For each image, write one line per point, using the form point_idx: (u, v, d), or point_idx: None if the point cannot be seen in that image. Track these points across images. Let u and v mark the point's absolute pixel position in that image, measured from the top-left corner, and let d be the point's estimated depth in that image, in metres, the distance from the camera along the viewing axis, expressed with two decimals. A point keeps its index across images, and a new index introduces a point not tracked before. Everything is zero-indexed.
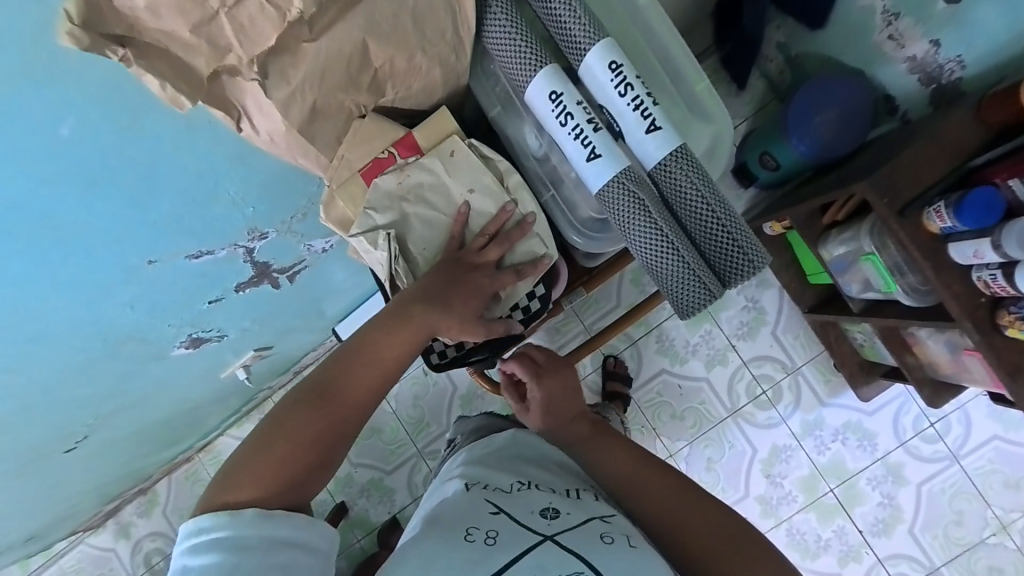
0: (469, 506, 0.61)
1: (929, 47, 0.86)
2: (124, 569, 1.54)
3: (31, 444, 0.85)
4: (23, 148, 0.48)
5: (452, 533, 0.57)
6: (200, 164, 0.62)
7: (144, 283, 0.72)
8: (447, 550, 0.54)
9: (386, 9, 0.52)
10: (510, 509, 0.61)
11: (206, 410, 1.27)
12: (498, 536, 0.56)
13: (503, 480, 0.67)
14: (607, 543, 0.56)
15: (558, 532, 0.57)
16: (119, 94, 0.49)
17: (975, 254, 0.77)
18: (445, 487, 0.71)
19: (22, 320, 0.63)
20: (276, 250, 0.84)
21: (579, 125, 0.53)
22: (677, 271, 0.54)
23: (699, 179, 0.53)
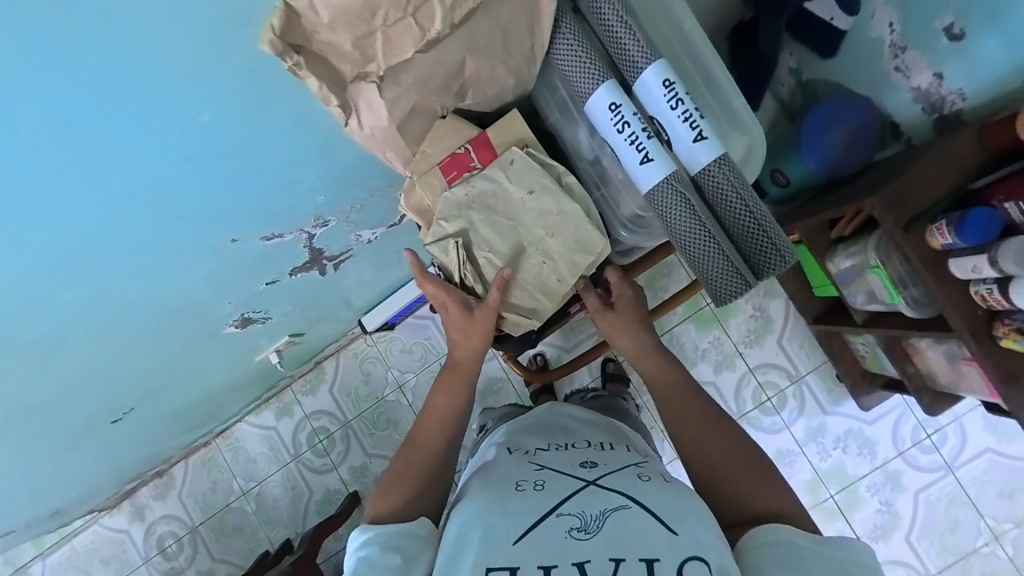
0: (515, 468, 0.70)
1: (932, 79, 0.94)
2: (136, 551, 1.57)
3: (85, 410, 0.90)
4: (171, 130, 0.53)
5: (505, 487, 0.65)
6: (295, 154, 0.68)
7: (224, 258, 0.76)
8: (505, 497, 0.63)
9: (482, 28, 0.59)
10: (552, 464, 0.70)
11: (234, 395, 1.32)
12: (545, 483, 0.65)
13: (537, 445, 0.77)
14: (643, 479, 0.66)
15: (599, 477, 0.66)
16: (259, 88, 0.55)
17: (973, 268, 0.83)
18: (485, 457, 0.79)
19: (121, 287, 0.68)
20: (331, 238, 0.90)
21: (635, 132, 0.60)
22: (716, 263, 0.60)
23: (738, 183, 0.59)
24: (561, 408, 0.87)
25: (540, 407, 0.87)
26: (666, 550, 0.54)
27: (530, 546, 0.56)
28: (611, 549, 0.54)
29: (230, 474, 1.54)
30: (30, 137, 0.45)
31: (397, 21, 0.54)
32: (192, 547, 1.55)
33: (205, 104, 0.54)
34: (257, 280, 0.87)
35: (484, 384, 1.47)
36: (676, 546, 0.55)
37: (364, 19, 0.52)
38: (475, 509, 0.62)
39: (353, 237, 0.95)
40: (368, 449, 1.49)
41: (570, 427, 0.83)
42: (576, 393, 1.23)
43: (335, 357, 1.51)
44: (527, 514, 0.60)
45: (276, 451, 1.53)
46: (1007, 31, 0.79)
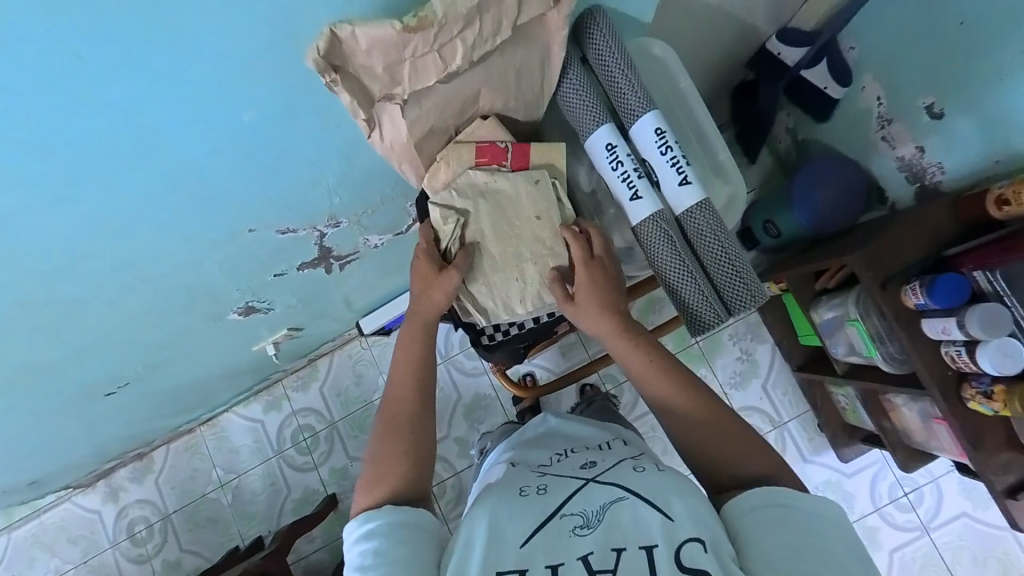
0: (518, 477, 0.71)
1: (915, 151, 1.02)
2: (106, 533, 1.56)
3: (83, 378, 0.93)
4: (213, 123, 0.58)
5: (510, 493, 0.66)
6: (319, 156, 0.73)
7: (239, 246, 0.81)
8: (508, 501, 0.65)
9: (500, 66, 0.65)
10: (553, 470, 0.72)
11: (226, 382, 1.34)
12: (549, 487, 0.67)
13: (540, 456, 0.78)
14: (638, 470, 0.67)
15: (597, 475, 0.67)
16: (297, 96, 0.61)
17: (943, 330, 0.88)
18: (492, 471, 0.80)
19: (138, 264, 0.72)
20: (342, 238, 0.95)
21: (628, 171, 0.66)
22: (694, 297, 0.66)
23: (717, 225, 0.65)
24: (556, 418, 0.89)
25: (539, 420, 0.89)
26: (662, 536, 0.55)
27: (539, 547, 0.57)
28: (613, 541, 0.56)
29: (210, 463, 1.55)
30: (94, 116, 0.50)
31: (425, 54, 0.59)
32: (161, 535, 1.54)
33: (250, 104, 0.59)
34: (267, 269, 0.92)
35: (473, 398, 1.50)
36: (674, 532, 0.56)
37: (396, 50, 0.57)
38: (477, 513, 0.64)
39: (363, 238, 1.00)
40: (351, 452, 1.51)
41: (570, 436, 0.84)
42: (578, 404, 1.30)
43: (329, 357, 1.54)
44: (529, 518, 0.61)
45: (260, 445, 1.54)
46: (978, 116, 0.87)
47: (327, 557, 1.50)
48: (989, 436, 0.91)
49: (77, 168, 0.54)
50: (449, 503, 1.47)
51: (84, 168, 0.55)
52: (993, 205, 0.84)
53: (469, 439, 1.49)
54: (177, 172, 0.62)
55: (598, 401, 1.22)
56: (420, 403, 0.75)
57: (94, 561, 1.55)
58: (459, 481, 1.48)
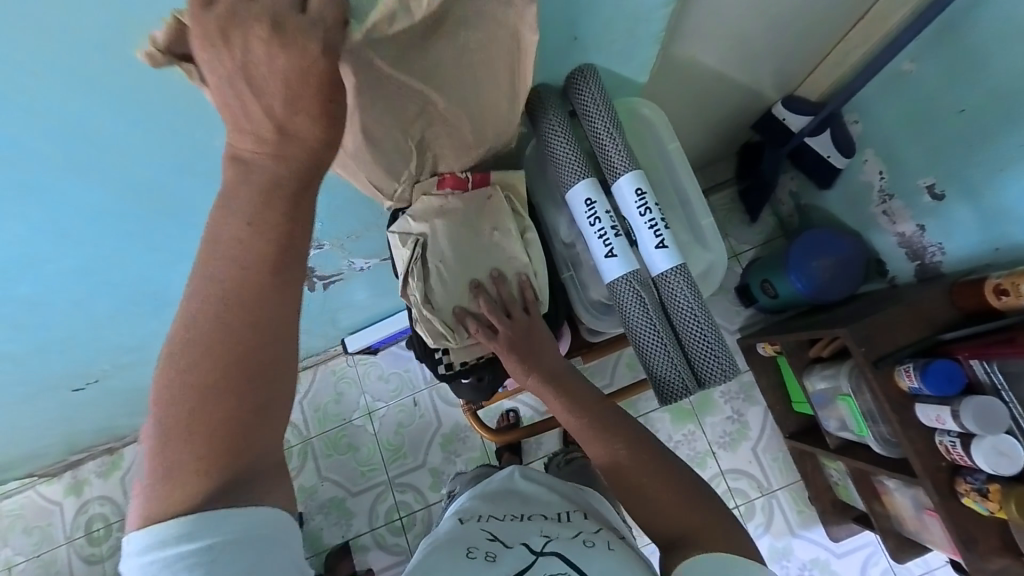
0: (468, 532, 0.66)
1: (916, 229, 1.07)
2: (62, 527, 1.52)
3: (50, 370, 0.92)
4: (182, 147, 0.60)
5: (454, 551, 0.61)
6: None
7: None
8: (449, 560, 0.59)
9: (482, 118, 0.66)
10: (503, 533, 0.66)
11: None
12: (496, 556, 0.60)
13: (494, 510, 0.73)
14: (587, 547, 0.62)
15: (547, 544, 0.62)
16: None
17: (937, 418, 0.83)
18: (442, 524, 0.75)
19: (108, 266, 0.73)
20: (326, 258, 0.95)
21: (605, 228, 0.67)
22: (662, 361, 0.65)
23: (692, 292, 0.65)
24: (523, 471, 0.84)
25: (506, 470, 0.84)
26: None
27: None
28: None
29: None
30: (64, 130, 0.52)
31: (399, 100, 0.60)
32: (118, 535, 1.50)
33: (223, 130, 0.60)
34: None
35: (452, 430, 1.46)
36: None
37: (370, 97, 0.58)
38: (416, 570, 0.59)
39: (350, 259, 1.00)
40: (321, 471, 1.47)
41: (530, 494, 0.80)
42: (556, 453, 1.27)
43: (311, 370, 1.53)
44: None
45: None
46: (979, 200, 0.90)
47: None
48: (981, 537, 0.85)
49: (48, 178, 0.56)
50: (415, 537, 1.42)
51: (51, 178, 0.56)
52: (988, 294, 0.84)
53: (442, 471, 1.44)
54: (146, 185, 0.63)
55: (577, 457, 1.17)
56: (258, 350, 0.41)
57: (46, 556, 1.51)
58: (427, 515, 1.42)
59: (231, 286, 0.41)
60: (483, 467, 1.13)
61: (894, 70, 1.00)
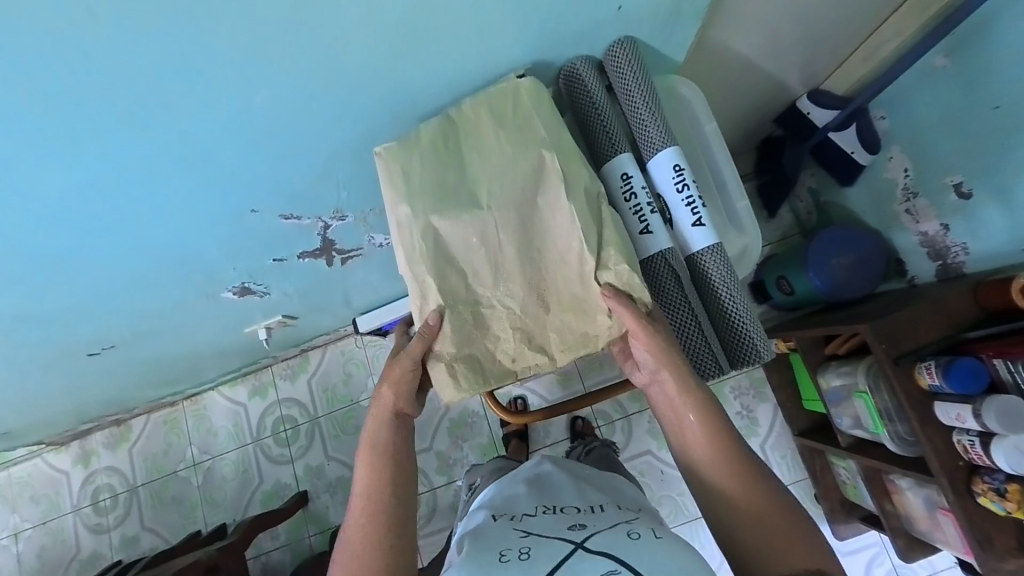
0: (499, 533, 0.64)
1: (940, 228, 1.06)
2: (70, 497, 1.53)
3: (67, 335, 0.92)
4: (223, 107, 0.57)
5: (487, 555, 0.59)
6: (331, 148, 0.72)
7: (242, 224, 0.81)
8: (482, 565, 0.58)
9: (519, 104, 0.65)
10: (539, 529, 0.63)
11: (213, 361, 1.33)
12: (530, 552, 0.58)
13: (527, 507, 0.71)
14: (634, 539, 0.59)
15: (587, 539, 0.59)
16: (306, 92, 0.60)
17: (957, 417, 0.83)
18: (473, 520, 0.73)
19: (132, 225, 0.71)
20: (346, 232, 0.95)
21: (640, 204, 0.66)
22: (694, 340, 0.66)
23: (726, 272, 0.66)
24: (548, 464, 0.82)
25: (531, 462, 0.83)
26: None
27: None
28: None
29: (186, 441, 1.53)
30: (106, 87, 0.49)
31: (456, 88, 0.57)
32: (125, 506, 1.51)
33: (261, 88, 0.57)
34: (263, 251, 0.90)
35: (460, 415, 1.46)
36: None
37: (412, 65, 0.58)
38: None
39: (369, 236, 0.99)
40: (328, 451, 1.48)
41: (559, 485, 0.77)
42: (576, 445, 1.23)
43: (322, 350, 1.53)
44: None
45: (239, 429, 1.52)
46: (1009, 198, 0.89)
47: (287, 559, 1.45)
48: (996, 538, 0.84)
49: (83, 133, 0.54)
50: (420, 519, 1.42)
51: (87, 134, 0.54)
52: (1013, 293, 0.83)
53: (449, 456, 1.44)
54: (180, 145, 0.60)
55: (596, 448, 1.14)
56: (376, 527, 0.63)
57: (53, 524, 1.53)
58: (433, 498, 1.43)
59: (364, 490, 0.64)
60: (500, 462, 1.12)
61: (930, 65, 0.98)
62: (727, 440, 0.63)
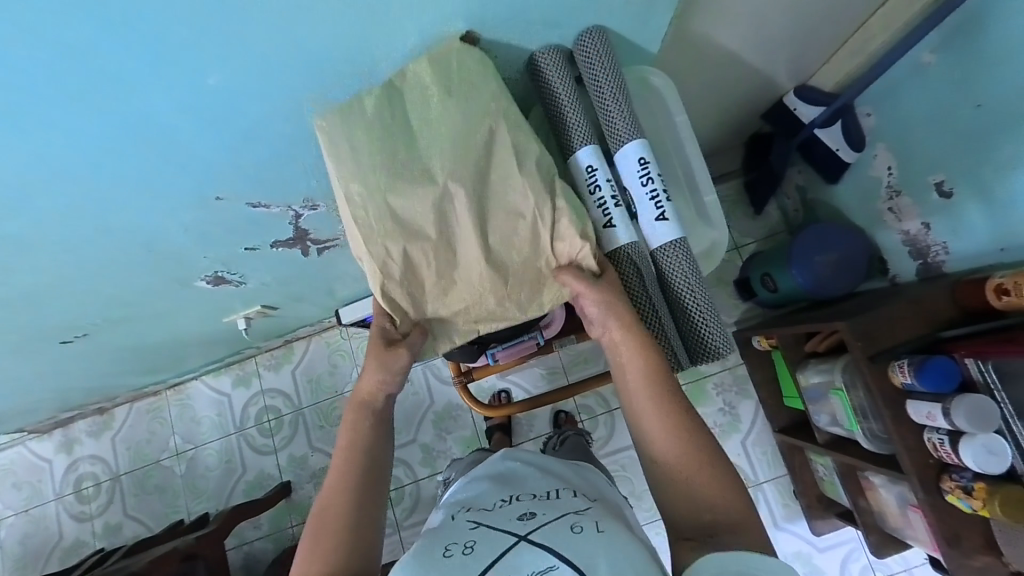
0: (451, 527, 0.65)
1: (922, 227, 1.07)
2: (52, 484, 1.53)
3: (36, 324, 0.90)
4: (172, 84, 0.54)
5: (431, 551, 0.60)
6: (298, 132, 0.68)
7: (208, 212, 0.78)
8: (422, 562, 0.59)
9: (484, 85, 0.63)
10: (489, 522, 0.64)
11: (193, 350, 1.32)
12: (474, 547, 0.60)
13: (486, 500, 0.71)
14: (575, 532, 0.59)
15: (530, 532, 0.60)
16: (262, 69, 0.56)
17: (928, 415, 0.83)
18: (436, 512, 0.75)
19: (89, 211, 0.68)
20: (319, 221, 0.91)
21: (605, 197, 0.66)
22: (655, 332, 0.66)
23: (689, 266, 0.66)
24: (516, 455, 0.82)
25: (500, 453, 0.83)
26: None
27: None
28: None
29: (169, 430, 1.53)
30: (36, 58, 0.46)
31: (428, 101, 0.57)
32: (108, 495, 1.51)
33: (214, 65, 0.53)
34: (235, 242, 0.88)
35: (444, 408, 1.46)
36: None
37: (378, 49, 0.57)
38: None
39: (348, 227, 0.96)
40: (312, 441, 1.48)
41: (520, 474, 0.77)
42: (553, 437, 1.24)
43: (306, 341, 1.53)
44: None
45: (223, 419, 1.51)
46: (989, 198, 0.89)
47: (270, 549, 1.45)
48: (963, 536, 0.85)
49: (19, 109, 0.50)
50: (403, 511, 1.43)
51: (24, 111, 0.51)
52: (990, 293, 0.83)
53: (433, 448, 1.45)
54: (134, 128, 0.57)
55: (571, 437, 1.14)
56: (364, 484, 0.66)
57: (36, 511, 1.53)
58: (416, 489, 1.43)
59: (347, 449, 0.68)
60: (477, 453, 1.13)
61: (922, 60, 0.96)
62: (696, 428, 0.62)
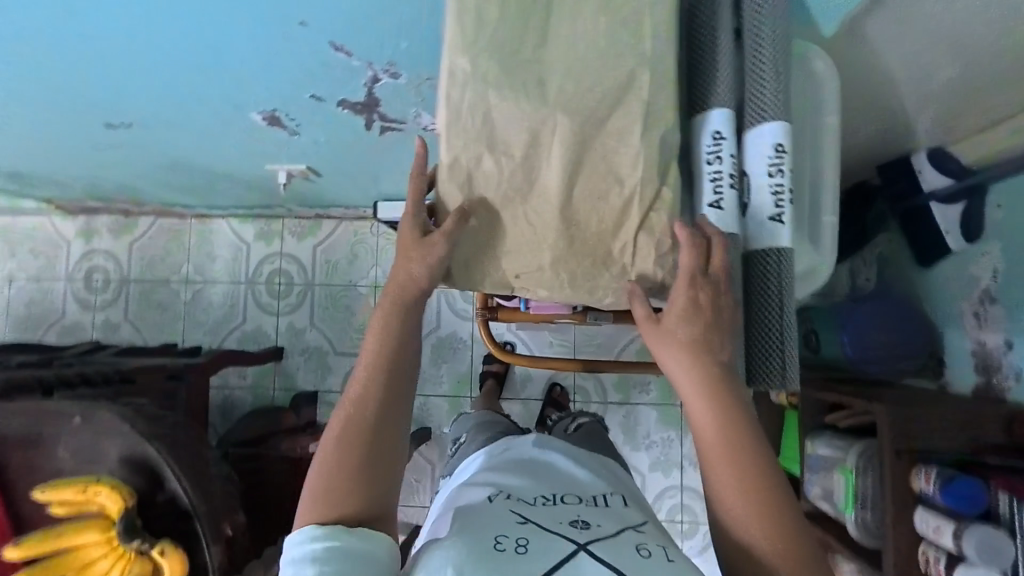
0: (496, 515, 0.55)
1: (1002, 344, 0.97)
2: (67, 265, 1.59)
3: (85, 102, 0.87)
4: None
5: (479, 539, 0.50)
6: None
7: (288, 37, 0.70)
8: (458, 549, 0.49)
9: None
10: (536, 517, 0.55)
11: (227, 186, 1.30)
12: (529, 546, 0.50)
13: (515, 486, 0.62)
14: (643, 555, 0.50)
15: (590, 542, 0.51)
16: None
17: (934, 529, 0.77)
18: (464, 493, 0.64)
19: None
20: (394, 95, 0.85)
21: (722, 173, 0.57)
22: None
23: (785, 278, 0.58)
24: (546, 443, 0.73)
25: (529, 439, 0.74)
26: None
27: None
28: None
29: (184, 255, 1.55)
30: None
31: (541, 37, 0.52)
32: (114, 293, 1.56)
33: None
34: (305, 77, 0.80)
35: (446, 337, 1.44)
36: None
37: None
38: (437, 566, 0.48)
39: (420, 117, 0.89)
40: (312, 319, 1.49)
41: (553, 466, 0.68)
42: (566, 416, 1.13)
43: (337, 222, 1.50)
44: None
45: (236, 264, 1.53)
46: None
47: (244, 403, 1.49)
48: None
49: None
50: None
51: None
52: None
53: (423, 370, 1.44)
54: None
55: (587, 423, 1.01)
56: (395, 394, 0.54)
57: (46, 283, 1.59)
58: None
59: (379, 348, 0.55)
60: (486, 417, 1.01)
61: None
62: (748, 440, 0.53)
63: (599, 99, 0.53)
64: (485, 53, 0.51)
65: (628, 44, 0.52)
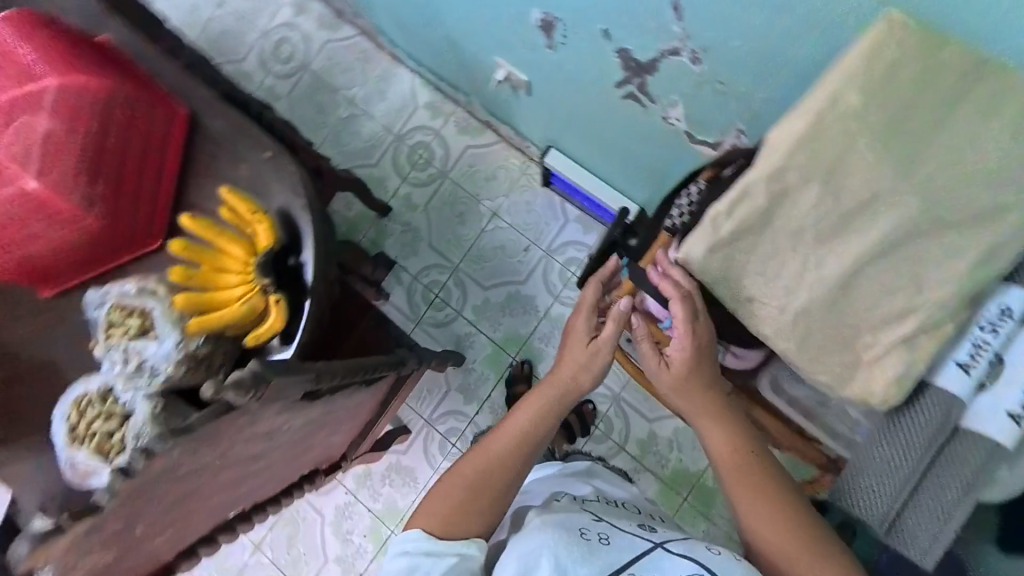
0: (573, 513, 0.65)
1: None
2: (264, 21, 1.60)
3: None
4: None
5: (568, 528, 0.60)
6: None
7: None
8: (559, 530, 0.60)
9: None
10: (608, 517, 0.66)
11: (443, 50, 1.27)
12: (610, 539, 0.61)
13: (581, 492, 0.73)
14: (714, 551, 0.59)
15: (663, 543, 0.62)
16: None
17: None
18: (531, 494, 0.75)
19: None
20: (669, 75, 0.70)
21: (986, 344, 0.51)
22: (883, 484, 0.56)
23: (984, 468, 0.52)
24: (597, 469, 0.82)
25: (584, 462, 0.82)
26: None
27: None
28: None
29: (362, 80, 1.53)
30: None
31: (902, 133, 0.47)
32: (285, 72, 1.57)
33: None
34: (591, 23, 0.74)
35: None
36: None
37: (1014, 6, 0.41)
38: (530, 547, 0.58)
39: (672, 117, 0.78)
40: None
41: (605, 486, 0.79)
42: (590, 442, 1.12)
43: (498, 138, 1.42)
44: (589, 569, 0.56)
45: (399, 115, 1.49)
46: None
47: None
48: None
49: None
50: None
51: None
52: None
53: None
54: None
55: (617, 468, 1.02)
56: (524, 451, 0.67)
57: (238, 25, 1.61)
58: None
59: (534, 411, 0.69)
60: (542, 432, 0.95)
61: None
62: (756, 460, 0.65)
63: (903, 211, 0.49)
64: (868, 95, 0.47)
65: (989, 181, 0.47)
